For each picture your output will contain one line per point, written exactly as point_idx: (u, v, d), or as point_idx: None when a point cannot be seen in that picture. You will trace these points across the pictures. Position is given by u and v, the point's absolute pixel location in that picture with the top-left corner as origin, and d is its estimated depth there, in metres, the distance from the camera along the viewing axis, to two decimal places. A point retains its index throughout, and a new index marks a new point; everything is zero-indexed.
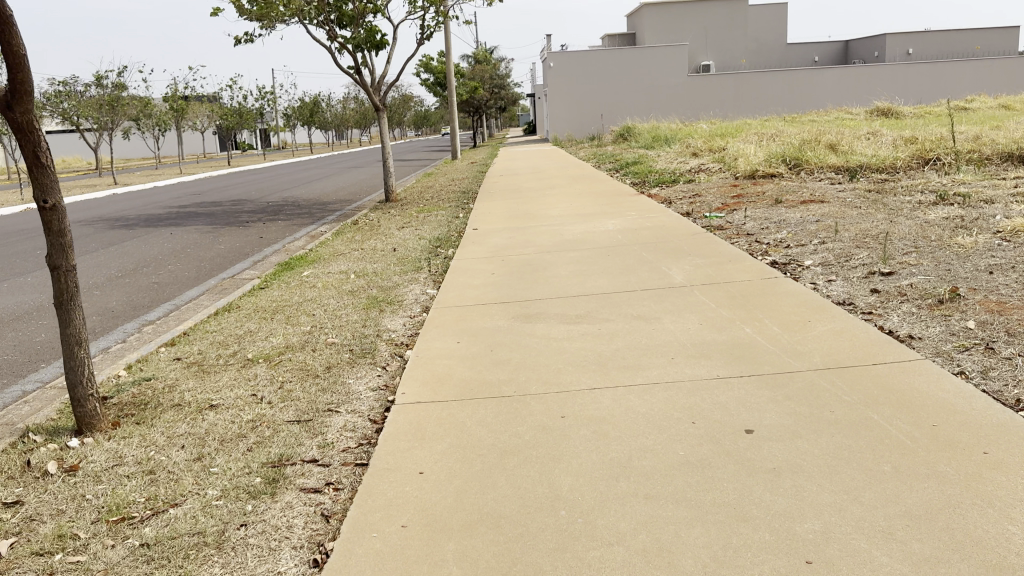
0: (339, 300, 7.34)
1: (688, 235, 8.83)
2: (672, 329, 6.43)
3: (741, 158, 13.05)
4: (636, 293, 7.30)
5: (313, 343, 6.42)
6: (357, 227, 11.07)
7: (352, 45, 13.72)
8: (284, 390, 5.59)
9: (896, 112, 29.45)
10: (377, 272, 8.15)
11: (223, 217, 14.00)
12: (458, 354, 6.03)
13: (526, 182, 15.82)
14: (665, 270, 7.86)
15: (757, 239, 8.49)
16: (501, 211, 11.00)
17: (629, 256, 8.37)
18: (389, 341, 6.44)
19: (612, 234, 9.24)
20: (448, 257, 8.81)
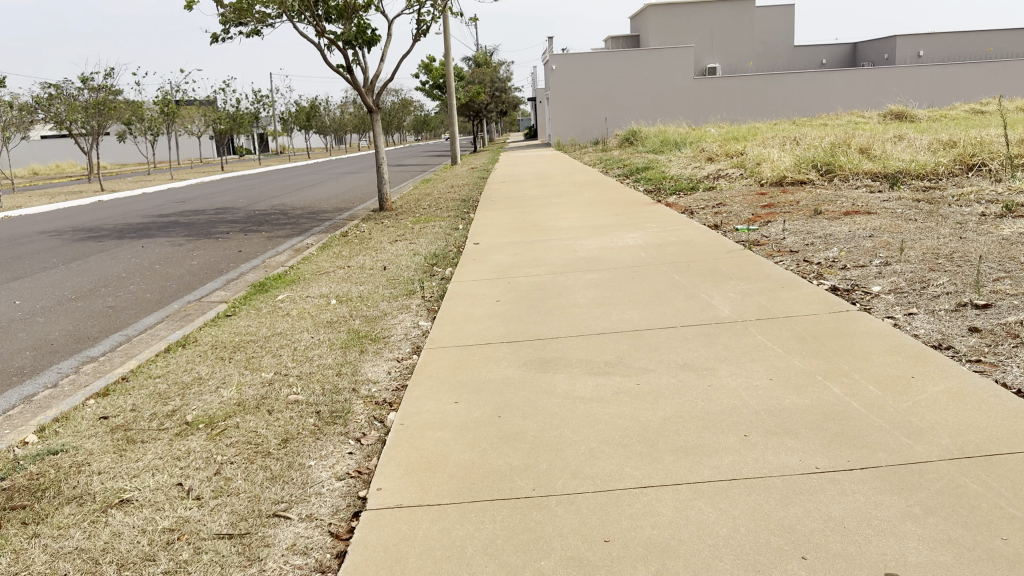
0: (315, 335, 6.34)
1: (719, 249, 7.82)
2: (735, 391, 5.41)
3: (766, 163, 11.98)
4: (677, 335, 6.28)
5: (267, 405, 5.35)
6: (345, 240, 10.03)
7: (342, 42, 12.68)
8: (222, 480, 4.49)
9: (910, 116, 28.39)
10: (365, 295, 7.13)
11: (204, 227, 12.95)
12: (453, 425, 5.01)
13: (530, 189, 14.77)
14: (707, 298, 6.88)
15: (805, 256, 7.55)
16: (504, 223, 9.98)
17: (657, 275, 7.34)
18: (366, 399, 5.43)
19: (632, 249, 8.23)
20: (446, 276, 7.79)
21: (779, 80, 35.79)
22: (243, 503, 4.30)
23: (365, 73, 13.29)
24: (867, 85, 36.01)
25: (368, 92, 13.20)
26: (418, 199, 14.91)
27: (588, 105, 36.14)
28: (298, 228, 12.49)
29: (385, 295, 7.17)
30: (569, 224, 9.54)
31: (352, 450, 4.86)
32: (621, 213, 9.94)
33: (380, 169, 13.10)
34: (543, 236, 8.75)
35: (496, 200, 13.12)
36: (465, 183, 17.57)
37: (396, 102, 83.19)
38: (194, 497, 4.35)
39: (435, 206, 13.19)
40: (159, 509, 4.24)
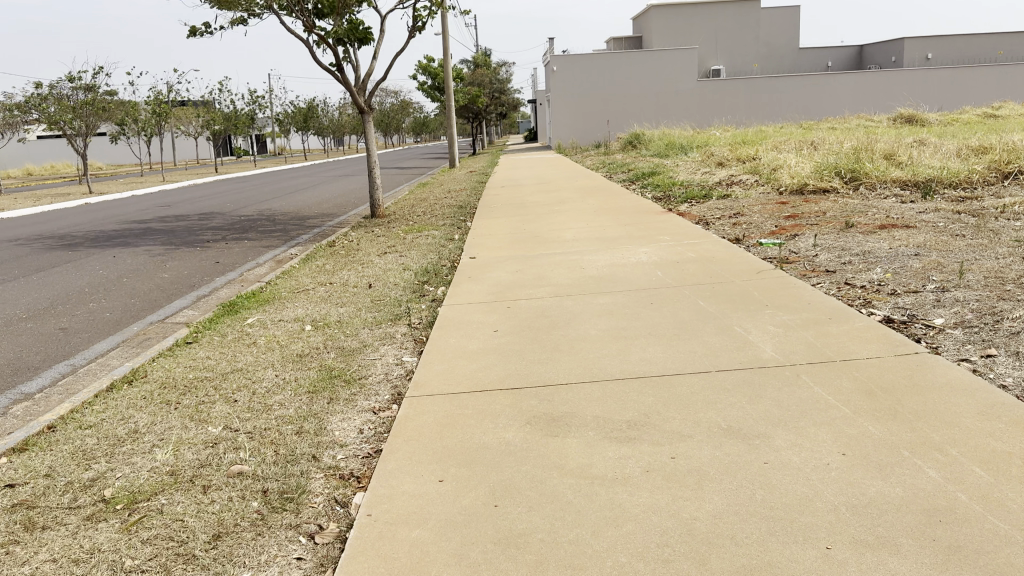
0: (298, 333, 5.41)
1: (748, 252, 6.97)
2: (799, 336, 4.40)
3: (784, 170, 11.15)
4: (720, 297, 5.31)
5: (249, 397, 4.07)
6: (331, 251, 9.21)
7: (332, 39, 11.86)
8: (168, 447, 3.45)
9: (921, 120, 27.61)
10: (348, 305, 6.28)
11: (183, 235, 12.11)
12: (461, 378, 3.98)
13: (530, 195, 13.94)
14: (749, 273, 5.93)
15: (847, 250, 6.70)
16: (503, 233, 9.15)
17: (681, 269, 6.47)
18: (357, 368, 4.40)
19: (646, 258, 7.37)
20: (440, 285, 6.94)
21: (784, 83, 35.04)
22: (203, 494, 2.91)
23: (357, 72, 12.47)
24: (874, 88, 35.25)
25: (359, 92, 12.39)
26: (412, 204, 14.09)
27: (589, 108, 35.38)
28: (283, 236, 11.65)
29: (371, 303, 6.31)
30: (574, 233, 8.72)
31: (365, 418, 3.55)
32: (631, 222, 9.13)
33: (372, 174, 12.30)
34: (546, 246, 7.93)
35: (495, 207, 12.30)
36: (462, 188, 16.75)
37: (394, 104, 82.40)
38: (136, 496, 2.98)
39: (430, 213, 12.37)
40: (88, 519, 2.84)
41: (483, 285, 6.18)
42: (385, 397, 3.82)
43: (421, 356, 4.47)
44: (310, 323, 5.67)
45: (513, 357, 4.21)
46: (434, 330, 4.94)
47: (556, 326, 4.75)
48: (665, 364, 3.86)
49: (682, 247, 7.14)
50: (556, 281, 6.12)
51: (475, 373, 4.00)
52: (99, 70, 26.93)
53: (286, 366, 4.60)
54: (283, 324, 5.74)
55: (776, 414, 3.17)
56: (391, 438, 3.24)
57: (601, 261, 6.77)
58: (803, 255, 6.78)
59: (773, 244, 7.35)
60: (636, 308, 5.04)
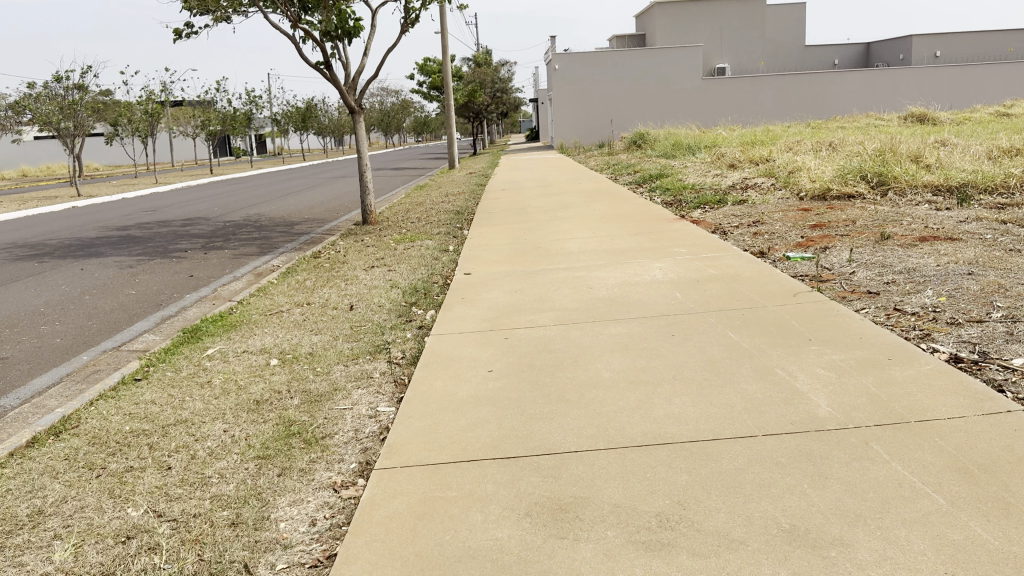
0: (260, 370, 4.66)
1: (770, 265, 6.22)
2: (840, 369, 3.67)
3: (803, 174, 10.40)
4: (748, 324, 4.56)
5: (186, 463, 3.35)
6: (315, 264, 8.48)
7: (320, 34, 11.13)
8: (68, 545, 2.71)
9: (933, 118, 26.84)
10: (325, 327, 5.54)
11: (162, 244, 11.36)
12: (442, 436, 3.24)
13: (532, 199, 13.20)
14: (779, 296, 5.18)
15: (887, 263, 5.95)
16: (502, 244, 8.42)
17: (703, 283, 5.72)
18: (320, 421, 3.66)
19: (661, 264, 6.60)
20: (431, 301, 6.19)
21: (790, 81, 34.28)
22: None
23: (347, 69, 11.73)
24: (882, 86, 34.46)
25: (349, 90, 11.64)
26: (407, 209, 13.35)
27: (591, 107, 34.61)
28: (268, 245, 10.92)
29: (351, 324, 5.57)
30: (579, 243, 7.98)
31: (320, 501, 2.83)
32: (640, 231, 8.39)
33: (362, 178, 11.56)
34: (549, 259, 7.20)
35: (494, 212, 11.57)
36: (460, 191, 15.99)
37: (394, 104, 81.62)
38: None
39: (424, 219, 11.64)
40: None
41: (478, 309, 5.46)
42: (349, 468, 3.09)
43: (398, 406, 3.73)
44: (277, 355, 4.93)
45: (509, 409, 3.48)
46: (417, 369, 4.20)
47: (561, 364, 4.03)
48: (696, 422, 3.14)
49: (700, 262, 6.41)
50: (560, 303, 5.40)
51: (462, 431, 3.27)
52: (88, 70, 26.17)
53: (238, 416, 3.87)
54: (246, 356, 5.00)
55: (851, 505, 2.44)
56: (349, 538, 2.52)
57: (611, 279, 6.05)
58: (836, 269, 6.02)
59: (801, 256, 6.61)
60: (654, 339, 4.31)
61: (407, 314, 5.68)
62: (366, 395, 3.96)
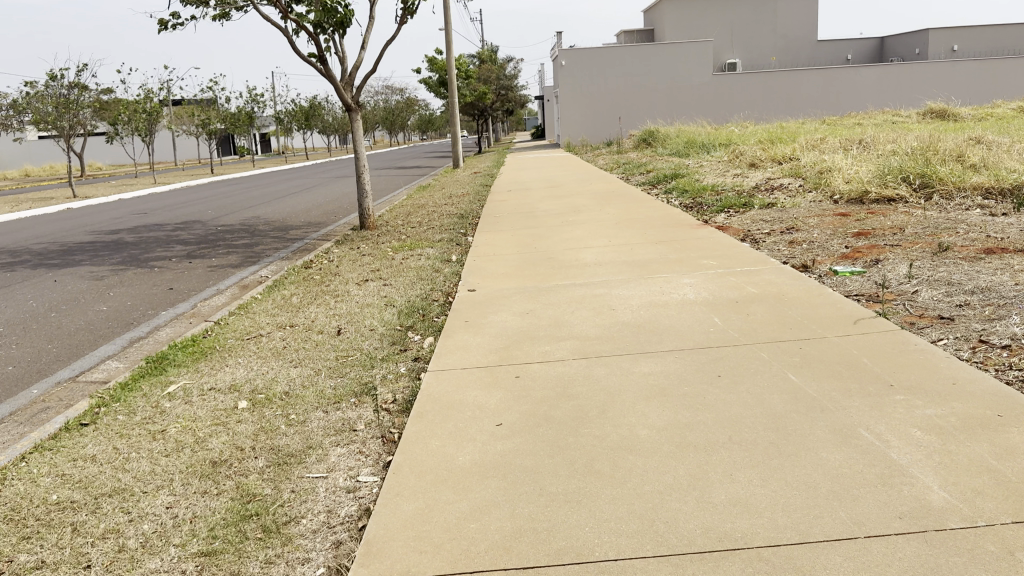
0: (225, 415, 3.91)
1: (815, 281, 5.46)
2: (939, 431, 2.92)
3: (835, 175, 9.62)
4: (808, 360, 3.81)
5: (110, 560, 2.61)
6: (305, 275, 7.73)
7: (312, 26, 10.41)
8: None
9: (953, 114, 25.98)
10: (308, 356, 4.79)
11: (147, 250, 10.63)
12: (440, 528, 2.50)
13: (540, 201, 12.43)
14: (834, 321, 4.43)
15: (952, 281, 5.19)
16: (510, 253, 7.67)
17: (742, 303, 4.96)
18: (288, 496, 2.91)
19: (691, 277, 5.84)
20: (430, 322, 5.43)
21: (803, 77, 33.45)
22: None
23: (344, 63, 10.99)
24: (897, 82, 33.63)
25: (347, 86, 10.90)
26: (408, 213, 12.60)
27: (599, 104, 33.81)
28: (258, 252, 10.20)
29: (338, 352, 4.83)
30: (595, 253, 7.21)
31: None
32: (662, 239, 7.63)
33: (359, 180, 10.81)
34: (563, 272, 6.45)
35: (500, 217, 10.83)
36: (464, 192, 15.25)
37: (398, 102, 80.85)
38: None
39: (426, 224, 10.91)
40: None
41: (486, 335, 4.73)
42: None
43: (384, 476, 2.99)
44: (247, 395, 4.18)
45: (527, 483, 2.75)
46: (410, 420, 3.44)
47: (589, 415, 3.30)
48: (771, 515, 2.41)
49: (737, 277, 5.67)
50: (581, 329, 4.67)
51: (465, 520, 2.53)
52: (83, 68, 25.49)
53: (187, 485, 3.13)
54: (213, 397, 4.24)
55: None
56: None
57: (637, 298, 5.30)
58: (893, 287, 5.27)
59: (848, 269, 5.86)
60: (701, 382, 3.57)
61: (402, 340, 4.92)
62: (345, 457, 3.21)
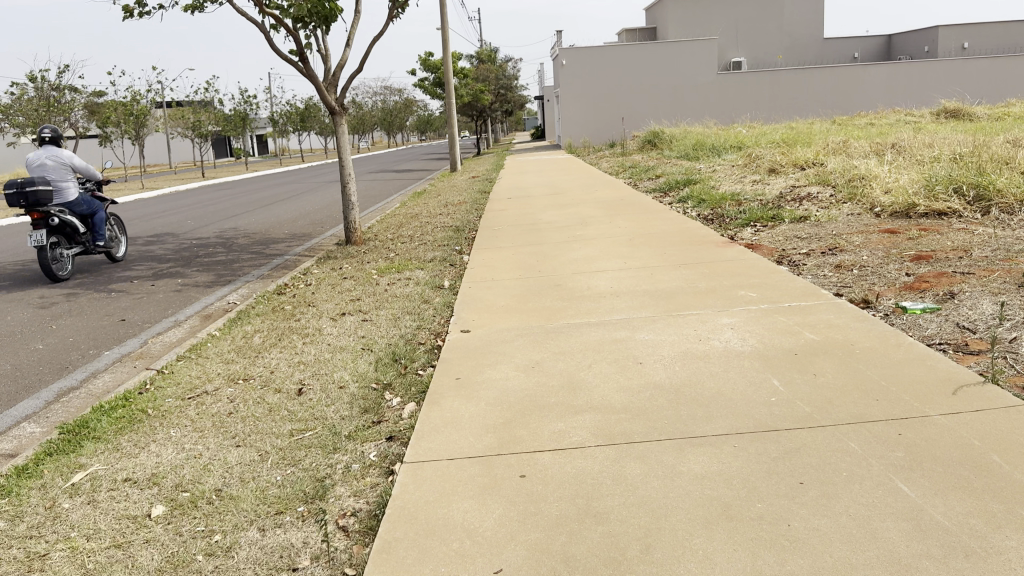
0: (136, 531, 2.93)
1: (884, 324, 4.46)
2: None
3: (872, 184, 8.62)
4: (919, 455, 2.82)
5: None
6: (275, 303, 6.73)
7: (292, 20, 9.40)
8: None
9: (969, 112, 24.94)
10: (260, 428, 3.79)
11: (110, 269, 9.62)
12: None
13: (542, 211, 11.42)
14: (932, 388, 3.42)
15: None
16: (511, 278, 6.66)
17: (802, 356, 3.97)
18: None
19: (729, 314, 4.82)
20: (413, 375, 4.42)
21: (811, 75, 32.45)
22: None
23: (327, 61, 9.99)
24: (908, 80, 32.62)
25: (330, 86, 9.89)
26: (399, 224, 11.60)
27: (601, 104, 32.80)
28: (231, 271, 9.19)
29: (297, 421, 3.82)
30: (609, 278, 6.21)
31: None
32: (685, 260, 6.62)
33: (344, 190, 9.80)
34: (574, 305, 5.44)
35: (499, 230, 9.82)
36: (461, 200, 14.23)
37: (396, 103, 79.82)
38: None
39: (419, 238, 9.90)
40: None
41: (480, 400, 3.72)
42: None
43: None
44: (168, 496, 3.19)
45: None
46: (373, 559, 2.44)
47: (625, 556, 2.32)
48: None
49: (786, 316, 4.68)
50: (601, 392, 3.66)
51: None
52: (65, 70, 24.51)
53: None
54: (126, 494, 3.26)
55: None
56: None
57: (668, 344, 4.30)
58: (985, 331, 4.25)
59: (918, 304, 4.85)
60: (776, 496, 2.58)
61: (376, 405, 3.92)
62: None
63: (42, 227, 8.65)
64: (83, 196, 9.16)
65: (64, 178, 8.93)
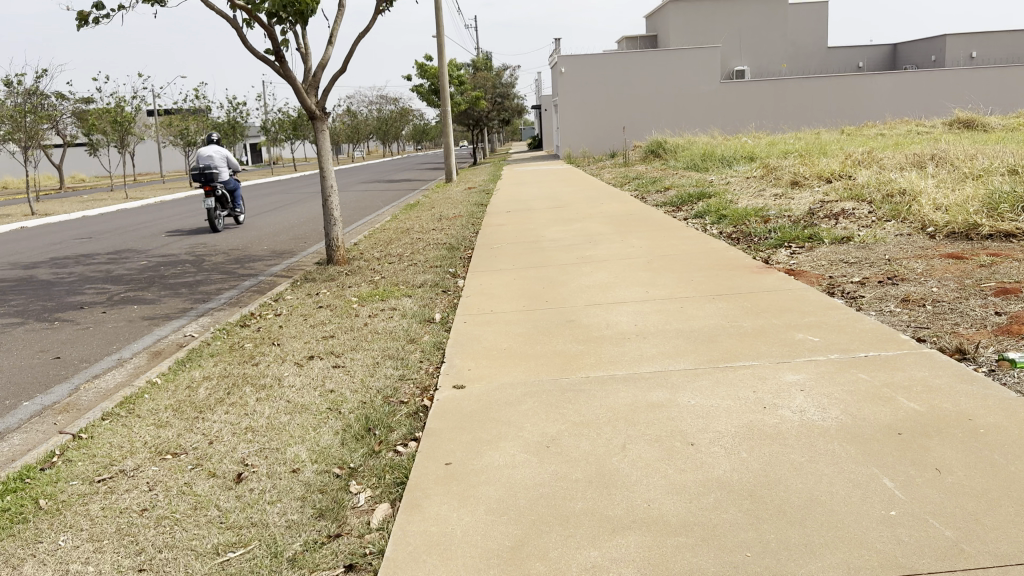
0: None
1: (1000, 386, 3.45)
2: None
3: (919, 201, 7.62)
4: None
5: None
6: (234, 340, 5.70)
7: (267, 16, 8.40)
8: None
9: (983, 122, 24.01)
10: (177, 539, 2.76)
11: (61, 293, 8.58)
12: None
13: (544, 227, 10.39)
14: None
15: None
16: (512, 308, 5.64)
17: (911, 437, 2.96)
18: None
19: (791, 369, 3.82)
20: (390, 451, 3.40)
21: (816, 84, 31.59)
22: None
23: (308, 61, 8.99)
24: (916, 89, 31.75)
25: (311, 89, 8.88)
26: (387, 240, 10.59)
27: (601, 113, 31.89)
28: (196, 294, 8.15)
29: (229, 530, 2.79)
30: (631, 313, 5.18)
31: None
32: (719, 289, 5.62)
33: (325, 203, 8.79)
34: (591, 350, 4.42)
35: (497, 248, 8.79)
36: (455, 213, 13.20)
37: (391, 111, 78.82)
38: None
39: (408, 257, 8.89)
40: None
41: (478, 501, 2.71)
42: None
43: None
44: None
45: None
46: None
47: None
48: None
49: (866, 373, 3.68)
50: (646, 493, 2.65)
51: None
52: (44, 75, 23.50)
53: None
54: None
55: None
56: None
57: (725, 414, 3.28)
58: None
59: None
60: None
61: (338, 503, 2.89)
62: None
63: (210, 196, 13.29)
64: (230, 179, 13.71)
65: (220, 166, 13.42)
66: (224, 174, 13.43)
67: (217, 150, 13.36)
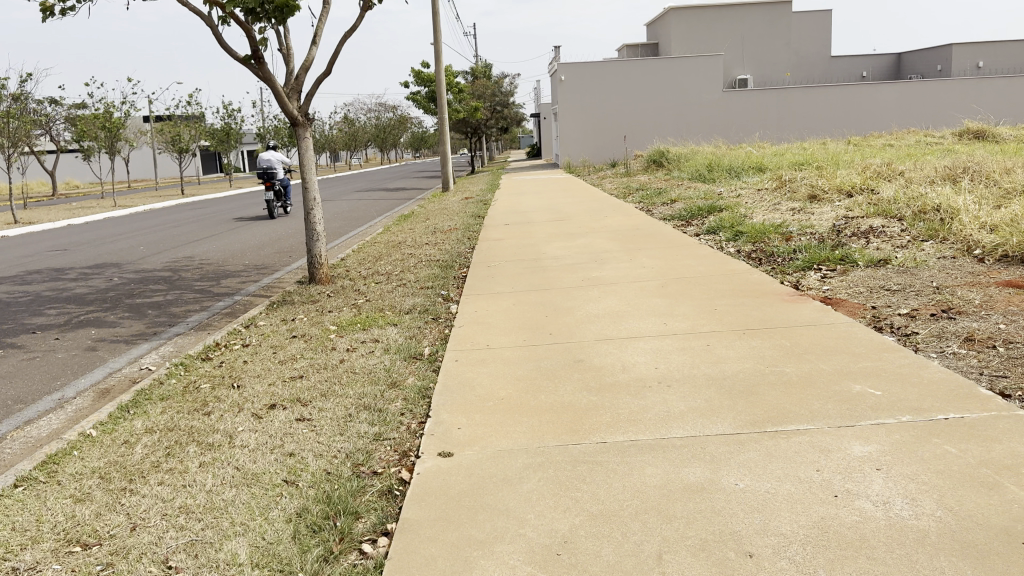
0: None
1: None
2: None
3: (960, 219, 6.89)
4: None
5: None
6: (190, 379, 4.95)
7: (244, 12, 7.68)
8: None
9: (994, 132, 23.31)
10: None
11: (18, 313, 7.85)
12: None
13: (545, 242, 9.66)
14: None
15: None
16: (511, 342, 4.90)
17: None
18: None
19: (860, 438, 3.08)
20: (356, 547, 2.66)
21: (821, 93, 30.98)
22: None
23: (290, 61, 8.26)
24: (923, 99, 31.13)
25: (293, 92, 8.15)
26: (376, 256, 9.86)
27: (601, 122, 31.24)
28: (162, 316, 7.42)
29: None
30: (650, 351, 4.44)
31: None
32: (748, 321, 4.89)
33: (307, 216, 8.06)
34: (606, 401, 3.68)
35: (493, 267, 8.06)
36: (450, 225, 12.48)
37: (389, 119, 78.20)
38: None
39: (398, 275, 8.16)
40: None
41: None
42: None
43: None
44: None
45: None
46: None
47: None
48: None
49: (952, 444, 2.95)
50: None
51: None
52: (29, 79, 22.79)
53: None
54: None
55: None
56: None
57: (785, 507, 2.56)
58: None
59: None
60: None
61: None
62: None
63: (269, 190, 16.81)
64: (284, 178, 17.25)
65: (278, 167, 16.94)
66: (281, 173, 16.97)
67: (277, 155, 16.98)
